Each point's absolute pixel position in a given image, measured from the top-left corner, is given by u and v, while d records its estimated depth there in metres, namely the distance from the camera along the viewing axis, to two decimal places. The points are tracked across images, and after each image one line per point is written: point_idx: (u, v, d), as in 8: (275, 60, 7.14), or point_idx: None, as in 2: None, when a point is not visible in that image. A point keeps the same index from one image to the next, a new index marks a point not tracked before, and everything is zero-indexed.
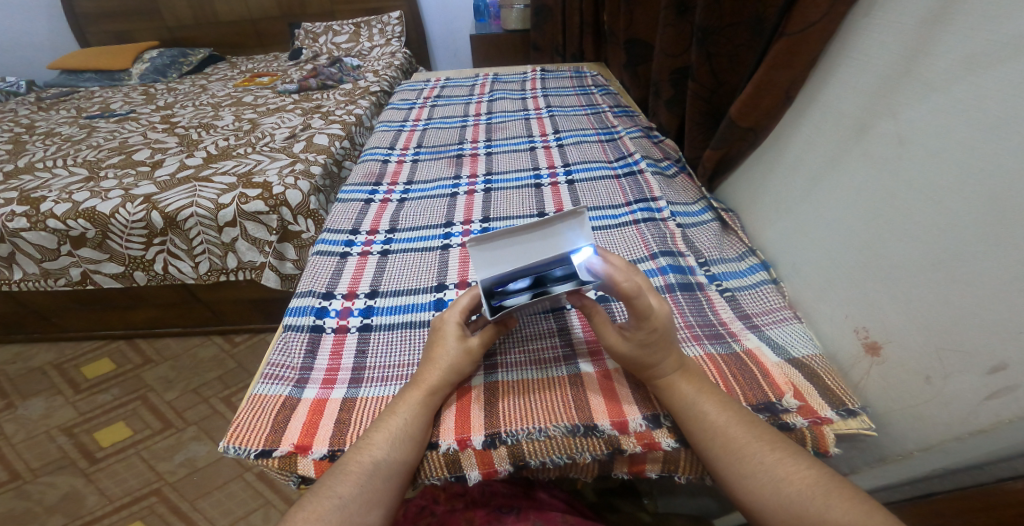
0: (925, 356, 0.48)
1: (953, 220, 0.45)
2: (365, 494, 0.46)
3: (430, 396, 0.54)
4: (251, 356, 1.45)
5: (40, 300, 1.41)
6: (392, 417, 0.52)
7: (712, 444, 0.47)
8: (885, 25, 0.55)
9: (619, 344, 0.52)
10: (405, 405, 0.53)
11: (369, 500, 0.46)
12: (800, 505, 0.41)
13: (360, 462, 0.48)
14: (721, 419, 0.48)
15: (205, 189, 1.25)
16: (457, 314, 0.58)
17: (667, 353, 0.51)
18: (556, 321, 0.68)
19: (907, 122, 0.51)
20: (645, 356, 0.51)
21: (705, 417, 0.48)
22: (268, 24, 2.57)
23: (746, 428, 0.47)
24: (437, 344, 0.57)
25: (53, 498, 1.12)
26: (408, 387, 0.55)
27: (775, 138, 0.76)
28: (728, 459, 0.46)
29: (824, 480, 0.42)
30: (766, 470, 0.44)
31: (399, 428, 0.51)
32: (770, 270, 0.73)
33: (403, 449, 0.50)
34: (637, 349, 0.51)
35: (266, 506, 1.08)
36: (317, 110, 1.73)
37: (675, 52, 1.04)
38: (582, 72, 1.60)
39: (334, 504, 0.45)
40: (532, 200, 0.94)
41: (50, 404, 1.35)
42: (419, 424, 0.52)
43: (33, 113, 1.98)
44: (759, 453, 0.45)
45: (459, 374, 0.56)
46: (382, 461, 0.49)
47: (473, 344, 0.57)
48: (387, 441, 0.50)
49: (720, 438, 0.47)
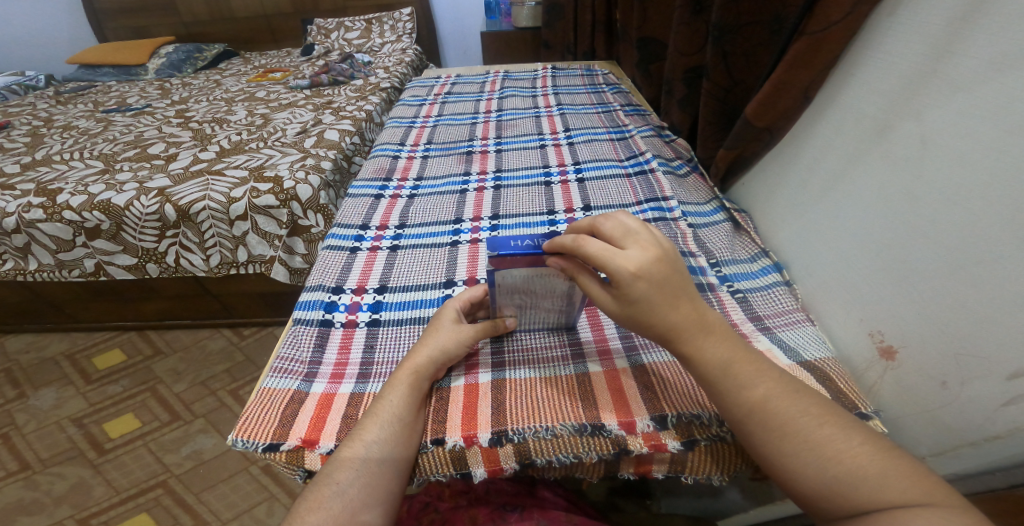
0: (942, 362, 0.47)
1: (975, 225, 0.45)
2: (359, 477, 0.48)
3: (416, 377, 0.55)
4: (259, 350, 1.47)
5: (55, 290, 1.43)
6: (381, 401, 0.52)
7: (749, 419, 0.44)
8: (910, 23, 0.55)
9: (613, 305, 0.48)
10: (394, 388, 0.53)
11: (367, 483, 0.48)
12: (846, 487, 0.39)
13: (355, 451, 0.49)
14: (759, 392, 0.45)
15: (217, 182, 1.26)
16: (457, 303, 0.62)
17: (671, 312, 0.46)
18: (569, 336, 0.65)
19: (930, 124, 0.50)
20: (646, 312, 0.46)
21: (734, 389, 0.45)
22: (281, 20, 2.58)
23: (782, 398, 0.44)
24: (433, 328, 0.59)
25: (62, 488, 1.14)
26: (397, 368, 0.56)
27: (793, 138, 0.75)
28: (776, 434, 0.43)
29: (827, 488, 0.40)
30: (811, 448, 0.41)
31: (387, 412, 0.51)
32: (784, 273, 0.72)
33: (394, 435, 0.50)
34: (630, 309, 0.47)
35: (271, 499, 1.09)
36: (328, 105, 1.73)
37: (689, 52, 1.03)
38: (594, 70, 1.60)
39: (333, 491, 0.47)
40: (542, 198, 0.93)
41: (61, 395, 1.37)
42: (407, 406, 0.52)
43: (52, 106, 2.00)
44: (804, 431, 0.42)
45: (445, 363, 0.57)
46: (372, 446, 0.49)
47: (467, 327, 0.60)
48: (378, 429, 0.50)
49: (756, 414, 0.44)
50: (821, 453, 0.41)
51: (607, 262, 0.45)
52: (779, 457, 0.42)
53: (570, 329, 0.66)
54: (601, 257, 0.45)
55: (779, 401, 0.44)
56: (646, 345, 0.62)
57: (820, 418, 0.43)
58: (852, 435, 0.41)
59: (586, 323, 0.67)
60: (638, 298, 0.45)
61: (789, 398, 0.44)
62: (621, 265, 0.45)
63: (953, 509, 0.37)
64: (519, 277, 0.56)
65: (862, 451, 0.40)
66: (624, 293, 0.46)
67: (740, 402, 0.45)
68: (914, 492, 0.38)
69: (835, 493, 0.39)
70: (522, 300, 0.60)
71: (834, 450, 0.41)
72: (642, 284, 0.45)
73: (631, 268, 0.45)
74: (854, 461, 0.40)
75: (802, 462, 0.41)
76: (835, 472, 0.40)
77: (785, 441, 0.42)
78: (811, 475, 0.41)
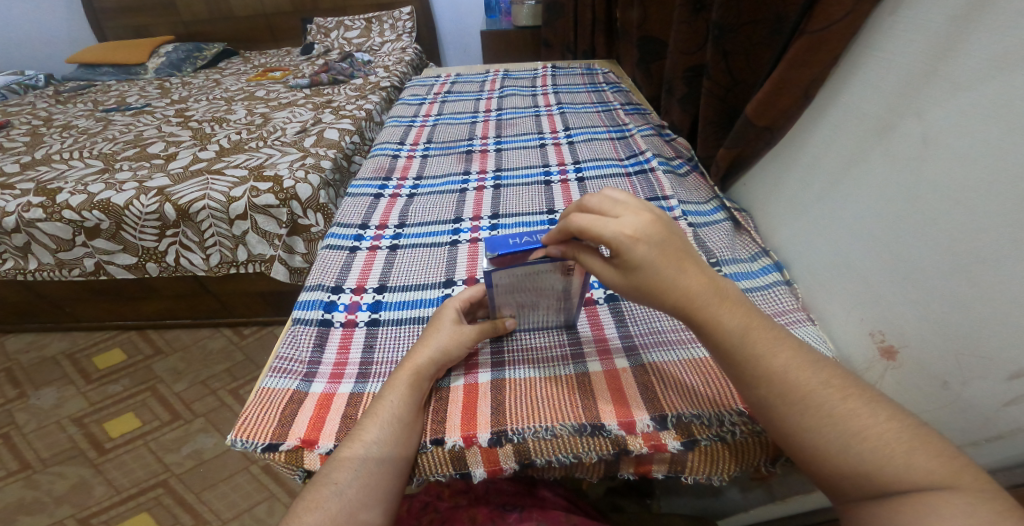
0: (943, 362, 0.47)
1: (975, 223, 0.45)
2: (359, 477, 0.48)
3: (417, 377, 0.55)
4: (259, 349, 1.47)
5: (55, 290, 1.43)
6: (381, 401, 0.52)
7: (772, 392, 0.43)
8: (912, 22, 0.54)
9: (620, 278, 0.48)
10: (394, 388, 0.53)
11: (366, 484, 0.48)
12: (870, 465, 0.38)
13: (354, 451, 0.49)
14: (781, 364, 0.44)
15: (217, 181, 1.26)
16: (457, 303, 0.62)
17: (677, 275, 0.46)
18: (568, 336, 0.65)
19: (931, 123, 0.50)
20: (653, 278, 0.46)
21: (756, 360, 0.44)
22: (280, 19, 2.58)
23: (805, 372, 0.43)
24: (433, 328, 0.59)
25: (62, 488, 1.14)
26: (397, 369, 0.56)
27: (793, 137, 0.75)
28: (800, 409, 0.42)
29: (849, 467, 0.39)
30: (834, 423, 0.40)
31: (387, 413, 0.51)
32: (784, 272, 0.72)
33: (393, 436, 0.50)
34: (636, 276, 0.46)
35: (271, 498, 1.09)
36: (328, 104, 1.73)
37: (690, 51, 1.03)
38: (594, 68, 1.60)
39: (331, 491, 0.47)
40: (542, 197, 0.93)
41: (62, 394, 1.37)
42: (407, 406, 0.52)
43: (51, 106, 2.00)
44: (829, 405, 0.41)
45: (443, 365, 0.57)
46: (372, 447, 0.49)
47: (467, 328, 0.59)
48: (377, 429, 0.50)
49: (779, 387, 0.43)
50: (845, 429, 0.40)
51: (603, 231, 0.46)
52: (799, 434, 0.41)
53: (570, 328, 0.66)
54: (597, 227, 0.46)
55: (801, 373, 0.43)
56: (646, 345, 0.62)
57: (844, 391, 0.42)
58: (878, 410, 0.40)
59: (586, 322, 0.67)
60: (641, 264, 0.45)
61: (810, 371, 0.44)
62: (619, 232, 0.45)
63: (977, 492, 0.35)
64: (518, 277, 0.56)
65: (889, 427, 0.39)
66: (629, 258, 0.45)
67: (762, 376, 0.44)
68: (940, 474, 0.37)
69: (855, 473, 0.39)
70: (521, 300, 0.60)
71: (860, 425, 0.40)
72: (642, 248, 0.45)
73: (627, 233, 0.45)
74: (879, 440, 0.39)
75: (825, 437, 0.40)
76: (857, 450, 0.39)
77: (809, 415, 0.41)
78: (833, 451, 0.40)
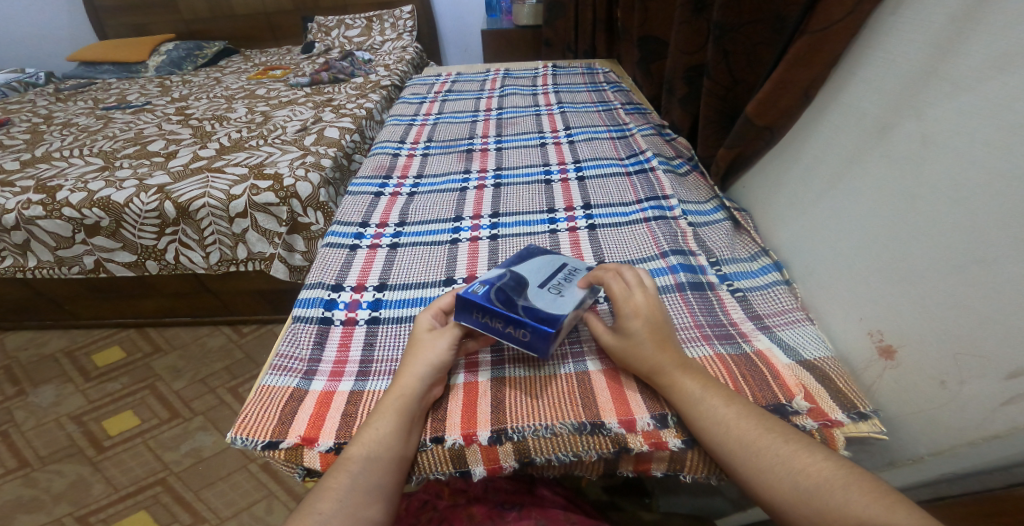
0: (943, 362, 0.47)
1: (976, 222, 0.45)
2: (345, 508, 0.45)
3: (404, 401, 0.52)
4: (259, 347, 1.47)
5: (56, 287, 1.43)
6: (368, 430, 0.50)
7: (726, 442, 0.46)
8: (910, 23, 0.55)
9: (612, 339, 0.56)
10: (379, 413, 0.51)
11: (353, 513, 0.45)
12: (819, 499, 0.40)
13: (340, 479, 0.47)
14: (729, 413, 0.48)
15: (217, 180, 1.26)
16: (429, 314, 0.61)
17: (660, 351, 0.53)
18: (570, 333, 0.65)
19: (930, 123, 0.50)
20: (637, 350, 0.54)
21: (712, 407, 0.48)
22: (281, 17, 2.58)
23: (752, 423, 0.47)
24: (409, 344, 0.58)
25: (61, 485, 1.14)
26: (384, 395, 0.54)
27: (793, 137, 0.75)
28: (750, 454, 0.45)
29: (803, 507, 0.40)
30: (782, 464, 0.43)
31: (373, 439, 0.49)
32: (784, 271, 0.72)
33: (381, 461, 0.48)
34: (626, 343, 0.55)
35: (270, 497, 1.09)
36: (328, 103, 1.73)
37: (691, 50, 1.03)
38: (595, 68, 1.60)
39: (314, 521, 0.44)
40: (542, 196, 0.93)
41: (61, 392, 1.37)
42: (394, 433, 0.50)
43: (52, 103, 1.99)
44: (774, 447, 0.44)
45: (429, 364, 0.55)
46: (361, 473, 0.47)
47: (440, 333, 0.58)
48: (364, 457, 0.48)
49: (734, 434, 0.46)
50: (790, 467, 0.43)
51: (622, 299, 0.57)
52: (754, 474, 0.44)
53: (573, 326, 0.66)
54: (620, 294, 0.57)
55: (744, 422, 0.47)
56: None
57: (785, 436, 0.45)
58: (815, 451, 0.43)
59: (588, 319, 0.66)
60: (637, 332, 0.54)
61: (755, 421, 0.47)
62: (629, 305, 0.56)
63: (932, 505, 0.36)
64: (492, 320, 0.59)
65: (837, 459, 0.42)
66: (625, 319, 0.55)
67: (716, 425, 0.47)
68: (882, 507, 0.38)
69: (804, 504, 0.40)
70: None
71: (802, 464, 0.42)
72: (640, 323, 0.55)
73: (636, 306, 0.56)
74: None
75: (776, 476, 0.43)
76: (807, 486, 0.41)
77: (754, 458, 0.44)
78: (784, 486, 0.42)
